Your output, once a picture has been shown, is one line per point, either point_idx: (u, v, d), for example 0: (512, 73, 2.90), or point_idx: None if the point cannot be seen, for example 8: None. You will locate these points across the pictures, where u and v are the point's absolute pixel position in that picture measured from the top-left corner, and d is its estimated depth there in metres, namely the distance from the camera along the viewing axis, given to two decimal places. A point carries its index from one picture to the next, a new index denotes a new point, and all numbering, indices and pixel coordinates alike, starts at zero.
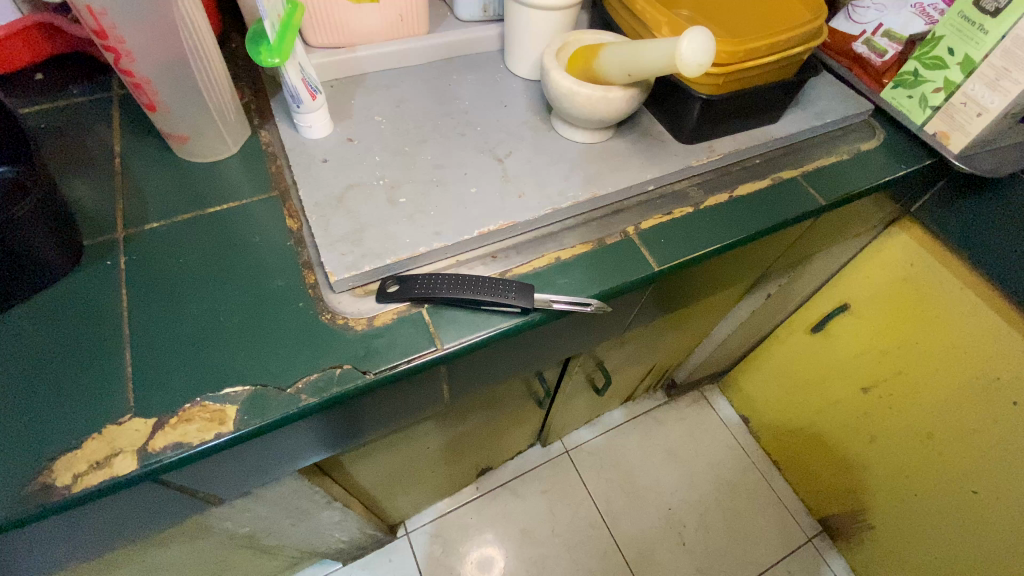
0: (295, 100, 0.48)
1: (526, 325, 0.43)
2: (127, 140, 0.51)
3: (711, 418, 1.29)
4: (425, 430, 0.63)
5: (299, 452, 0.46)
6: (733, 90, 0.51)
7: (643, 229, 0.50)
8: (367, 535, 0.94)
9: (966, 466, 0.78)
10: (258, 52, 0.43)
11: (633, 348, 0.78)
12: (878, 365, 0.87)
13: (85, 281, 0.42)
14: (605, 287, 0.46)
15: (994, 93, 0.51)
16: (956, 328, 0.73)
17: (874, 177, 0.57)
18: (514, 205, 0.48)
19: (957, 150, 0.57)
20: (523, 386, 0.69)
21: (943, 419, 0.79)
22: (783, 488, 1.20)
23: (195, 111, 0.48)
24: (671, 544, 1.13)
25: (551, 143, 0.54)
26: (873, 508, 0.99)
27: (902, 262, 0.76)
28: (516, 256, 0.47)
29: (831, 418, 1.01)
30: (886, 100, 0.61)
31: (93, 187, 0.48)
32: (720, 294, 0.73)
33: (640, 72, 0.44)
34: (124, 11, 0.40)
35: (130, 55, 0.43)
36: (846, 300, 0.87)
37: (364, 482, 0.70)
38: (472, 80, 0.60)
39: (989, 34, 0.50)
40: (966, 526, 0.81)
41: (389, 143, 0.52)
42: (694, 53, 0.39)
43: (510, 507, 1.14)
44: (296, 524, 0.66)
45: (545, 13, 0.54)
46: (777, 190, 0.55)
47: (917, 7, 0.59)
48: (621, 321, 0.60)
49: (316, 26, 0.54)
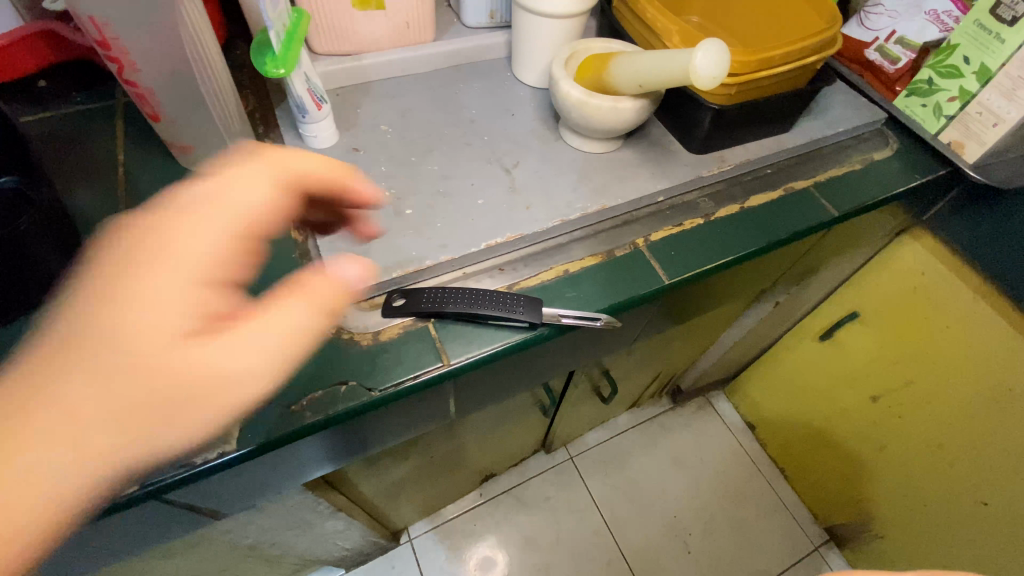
0: (301, 110, 0.48)
1: (533, 340, 0.43)
2: (130, 149, 0.51)
3: (717, 425, 1.28)
4: (429, 442, 0.62)
5: (305, 469, 0.45)
6: (746, 100, 0.50)
7: (652, 241, 0.49)
8: (370, 543, 0.93)
9: (977, 476, 0.77)
10: (263, 62, 0.42)
11: (639, 356, 0.77)
12: (888, 374, 0.85)
13: None
14: (614, 301, 0.45)
15: (1010, 103, 0.51)
16: (969, 337, 0.71)
17: (887, 188, 0.56)
18: (521, 217, 0.47)
19: (971, 160, 0.56)
20: (528, 395, 0.68)
21: (955, 429, 0.78)
22: (788, 495, 1.19)
23: (199, 121, 0.47)
24: (675, 553, 1.12)
25: (559, 152, 0.53)
26: (880, 517, 0.98)
27: (913, 270, 0.75)
28: (524, 269, 0.46)
29: (839, 426, 1.00)
30: (899, 108, 0.60)
31: (96, 196, 0.48)
32: (729, 304, 0.72)
33: (652, 83, 0.43)
34: (127, 23, 0.40)
35: (133, 66, 0.42)
36: (855, 308, 0.86)
37: (369, 493, 0.69)
38: (479, 88, 0.59)
39: (1006, 43, 0.49)
40: (976, 538, 0.80)
41: (395, 153, 0.52)
42: (708, 67, 0.38)
43: (514, 514, 1.14)
44: (299, 533, 0.66)
45: (553, 21, 0.53)
46: (788, 200, 0.54)
47: (931, 15, 0.57)
48: (629, 332, 0.59)
49: (322, 35, 0.54)
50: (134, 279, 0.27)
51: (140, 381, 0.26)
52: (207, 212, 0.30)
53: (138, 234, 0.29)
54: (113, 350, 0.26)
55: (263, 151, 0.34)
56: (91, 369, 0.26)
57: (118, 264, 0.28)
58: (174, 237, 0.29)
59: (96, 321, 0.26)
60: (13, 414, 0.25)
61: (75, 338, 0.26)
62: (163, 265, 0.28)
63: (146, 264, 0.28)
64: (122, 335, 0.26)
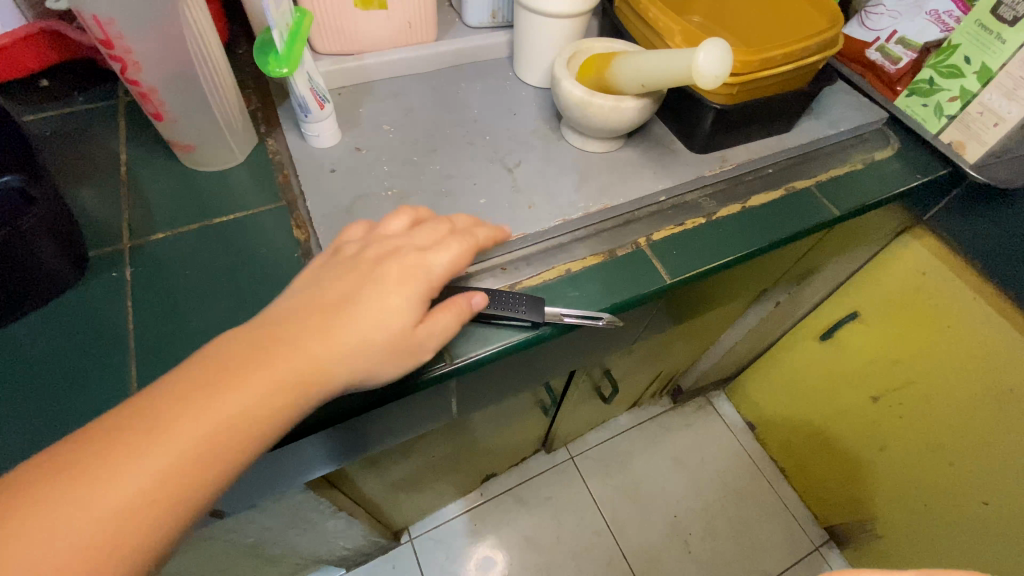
0: (303, 110, 0.48)
1: (535, 338, 0.43)
2: (133, 148, 0.51)
3: (718, 425, 1.28)
4: (431, 441, 0.62)
5: (307, 468, 0.45)
6: (748, 100, 0.50)
7: (654, 240, 0.49)
8: (371, 542, 0.93)
9: (978, 476, 0.77)
10: (265, 61, 0.43)
11: (640, 356, 0.77)
12: (889, 373, 0.85)
13: (90, 293, 0.42)
14: (616, 300, 0.45)
15: (1011, 102, 0.51)
16: (970, 336, 0.71)
17: (889, 187, 0.56)
18: (523, 216, 0.48)
19: (973, 159, 0.56)
20: (529, 395, 0.68)
21: (956, 429, 0.78)
22: (789, 495, 1.19)
23: (201, 120, 0.47)
24: (676, 553, 1.12)
25: (561, 152, 0.53)
26: (881, 517, 0.98)
27: (914, 270, 0.75)
28: (526, 269, 0.46)
29: (840, 426, 1.00)
30: (901, 108, 0.60)
31: (98, 195, 0.48)
32: (730, 304, 0.72)
33: (655, 83, 0.43)
34: (130, 22, 0.40)
35: (137, 65, 0.42)
36: (856, 308, 0.86)
37: (370, 492, 0.69)
38: (481, 88, 0.59)
39: (1008, 43, 0.49)
40: (977, 538, 0.80)
41: (397, 153, 0.52)
42: (711, 65, 0.38)
43: (515, 514, 1.14)
44: (301, 533, 0.66)
45: (555, 20, 0.53)
46: (790, 200, 0.54)
47: (931, 16, 0.57)
48: (631, 331, 0.59)
49: (324, 34, 0.54)
50: (348, 301, 0.33)
51: (324, 371, 0.30)
52: (424, 258, 0.36)
53: (357, 265, 0.35)
54: (312, 343, 0.31)
55: (456, 225, 0.40)
56: (298, 351, 0.30)
57: (336, 294, 0.33)
58: (387, 273, 0.35)
59: (316, 321, 0.32)
60: (239, 370, 0.29)
61: (289, 324, 0.31)
62: (375, 289, 0.34)
63: (371, 287, 0.34)
64: (330, 333, 0.31)
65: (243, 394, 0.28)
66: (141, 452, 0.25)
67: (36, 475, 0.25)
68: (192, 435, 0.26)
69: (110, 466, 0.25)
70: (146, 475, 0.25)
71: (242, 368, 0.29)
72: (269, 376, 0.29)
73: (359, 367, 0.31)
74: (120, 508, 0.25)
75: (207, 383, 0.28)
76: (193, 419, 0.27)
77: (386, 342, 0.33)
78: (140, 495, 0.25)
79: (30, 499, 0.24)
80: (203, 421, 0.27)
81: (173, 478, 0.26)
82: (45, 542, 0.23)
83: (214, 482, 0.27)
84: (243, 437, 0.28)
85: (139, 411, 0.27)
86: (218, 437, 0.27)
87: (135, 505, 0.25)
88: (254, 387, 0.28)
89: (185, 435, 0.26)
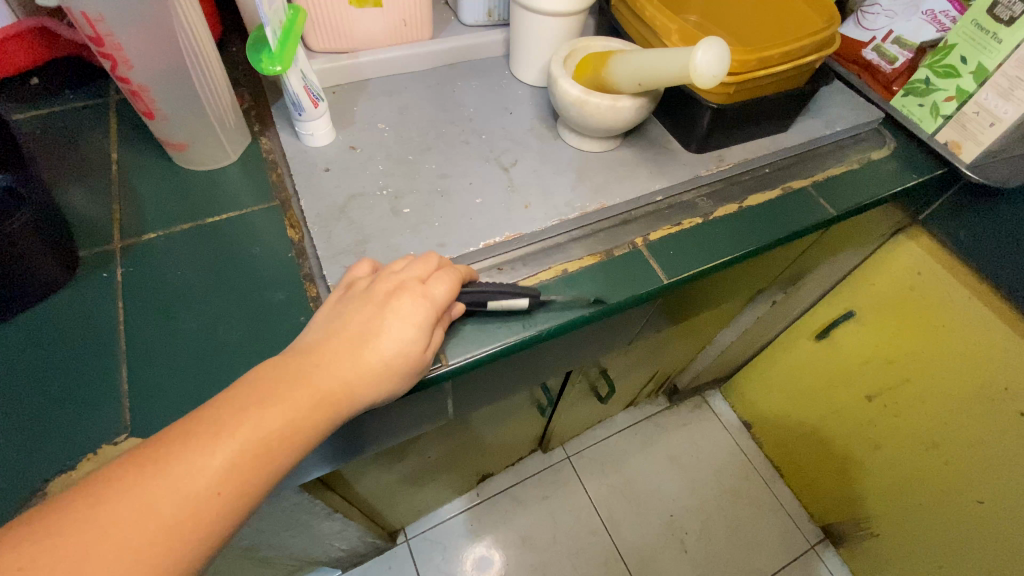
0: (297, 107, 0.47)
1: (531, 339, 0.42)
2: (124, 146, 0.50)
3: (714, 425, 1.28)
4: (426, 442, 0.62)
5: (301, 471, 0.45)
6: (744, 99, 0.50)
7: (652, 240, 0.49)
8: (367, 543, 0.93)
9: (972, 475, 0.78)
10: (259, 58, 0.42)
11: (636, 355, 0.77)
12: (883, 373, 0.86)
13: (81, 292, 0.41)
14: (613, 300, 0.45)
15: (1007, 102, 0.51)
16: (962, 335, 0.72)
17: (886, 187, 0.56)
18: (520, 217, 0.47)
19: (968, 159, 0.56)
20: (526, 395, 0.68)
21: (950, 430, 0.79)
22: (785, 494, 1.19)
23: (193, 119, 0.47)
24: (672, 552, 1.12)
25: (557, 152, 0.53)
26: (875, 516, 0.98)
27: (909, 271, 0.75)
28: (522, 269, 0.46)
29: (835, 425, 1.00)
30: (897, 108, 0.60)
31: (89, 195, 0.47)
32: (726, 304, 0.72)
33: (651, 81, 0.43)
34: (121, 19, 0.40)
35: (127, 62, 0.42)
36: (851, 308, 0.87)
37: (365, 493, 0.69)
38: (476, 87, 0.59)
39: (1004, 43, 0.49)
40: (971, 537, 0.80)
41: (392, 152, 0.51)
42: (710, 65, 0.38)
43: (511, 513, 1.14)
44: (295, 535, 0.65)
45: (551, 19, 0.53)
46: (788, 200, 0.54)
47: (928, 15, 0.57)
48: (627, 331, 0.59)
49: (318, 32, 0.53)
50: (367, 333, 0.34)
51: (350, 393, 0.32)
52: (427, 287, 0.36)
53: (369, 296, 0.35)
54: (337, 365, 0.32)
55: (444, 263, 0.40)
56: (333, 371, 0.32)
57: (357, 328, 0.34)
58: (398, 306, 0.35)
59: (344, 346, 0.33)
60: (279, 387, 0.31)
61: (321, 349, 0.33)
62: (386, 318, 0.34)
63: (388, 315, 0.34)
64: (355, 357, 0.33)
65: (284, 408, 0.30)
66: (204, 454, 0.28)
67: (109, 474, 0.27)
68: (248, 440, 0.29)
69: (176, 464, 0.27)
70: (207, 475, 0.27)
71: (286, 383, 0.31)
72: (314, 389, 0.31)
73: (384, 387, 0.34)
74: (188, 502, 0.27)
75: (249, 399, 0.30)
76: (249, 425, 0.29)
77: (401, 369, 0.34)
78: (201, 493, 0.27)
79: (106, 492, 0.26)
80: (257, 427, 0.29)
81: (231, 477, 0.28)
82: (123, 529, 0.25)
83: (264, 483, 0.29)
84: (289, 445, 0.30)
85: (197, 419, 0.29)
86: (267, 445, 0.29)
87: (197, 502, 0.27)
88: (301, 397, 0.31)
89: (242, 441, 0.29)
